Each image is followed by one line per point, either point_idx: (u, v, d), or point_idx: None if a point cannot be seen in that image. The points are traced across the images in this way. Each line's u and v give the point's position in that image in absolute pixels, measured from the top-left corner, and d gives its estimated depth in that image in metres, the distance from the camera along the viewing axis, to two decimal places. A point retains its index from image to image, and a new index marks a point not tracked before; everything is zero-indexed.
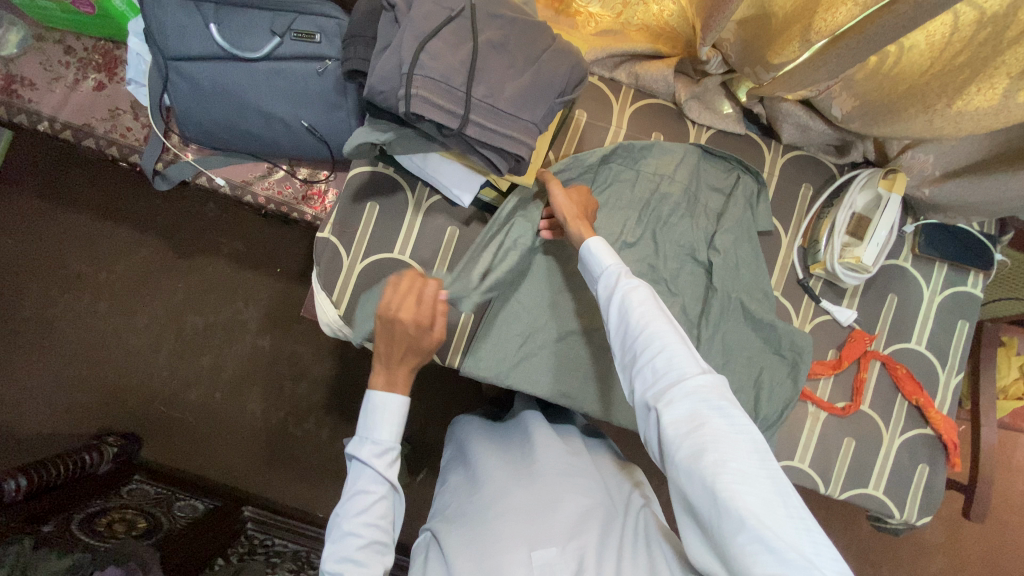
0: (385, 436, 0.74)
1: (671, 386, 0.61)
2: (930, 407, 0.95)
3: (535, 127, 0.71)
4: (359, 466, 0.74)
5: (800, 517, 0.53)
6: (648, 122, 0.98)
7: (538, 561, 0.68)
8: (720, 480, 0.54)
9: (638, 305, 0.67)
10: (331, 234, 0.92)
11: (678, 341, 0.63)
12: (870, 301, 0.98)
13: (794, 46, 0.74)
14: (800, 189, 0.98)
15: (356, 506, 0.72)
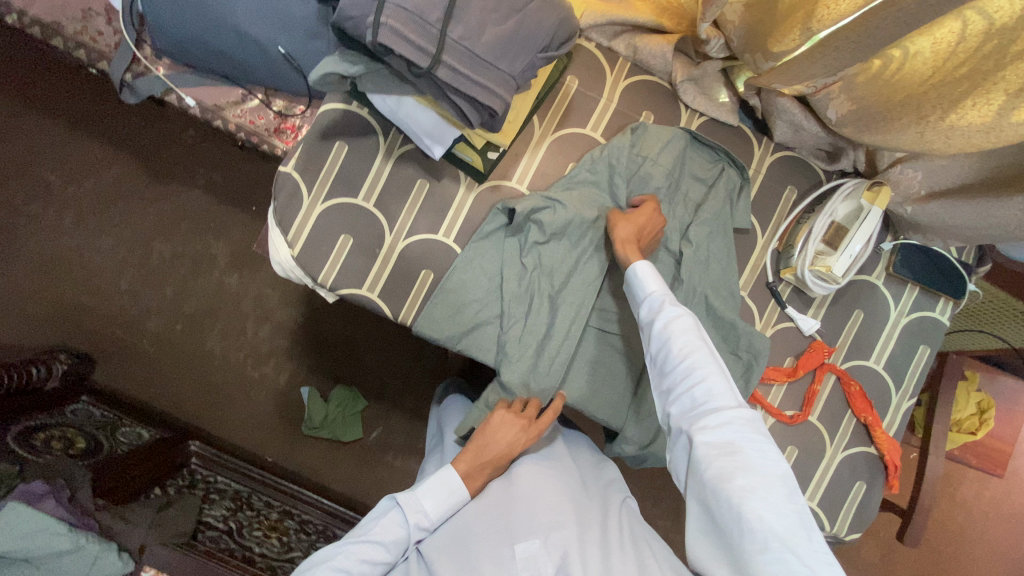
0: (432, 510, 0.76)
1: (706, 413, 0.63)
2: (876, 427, 0.95)
3: (513, 81, 0.67)
4: (389, 514, 0.76)
5: (825, 555, 0.54)
6: (640, 99, 0.94)
7: (521, 554, 0.68)
8: (746, 507, 0.56)
9: (680, 333, 0.70)
10: (294, 169, 0.88)
11: (717, 371, 0.66)
12: (836, 313, 0.96)
13: (794, 34, 0.70)
14: (784, 191, 0.95)
15: (363, 547, 0.73)
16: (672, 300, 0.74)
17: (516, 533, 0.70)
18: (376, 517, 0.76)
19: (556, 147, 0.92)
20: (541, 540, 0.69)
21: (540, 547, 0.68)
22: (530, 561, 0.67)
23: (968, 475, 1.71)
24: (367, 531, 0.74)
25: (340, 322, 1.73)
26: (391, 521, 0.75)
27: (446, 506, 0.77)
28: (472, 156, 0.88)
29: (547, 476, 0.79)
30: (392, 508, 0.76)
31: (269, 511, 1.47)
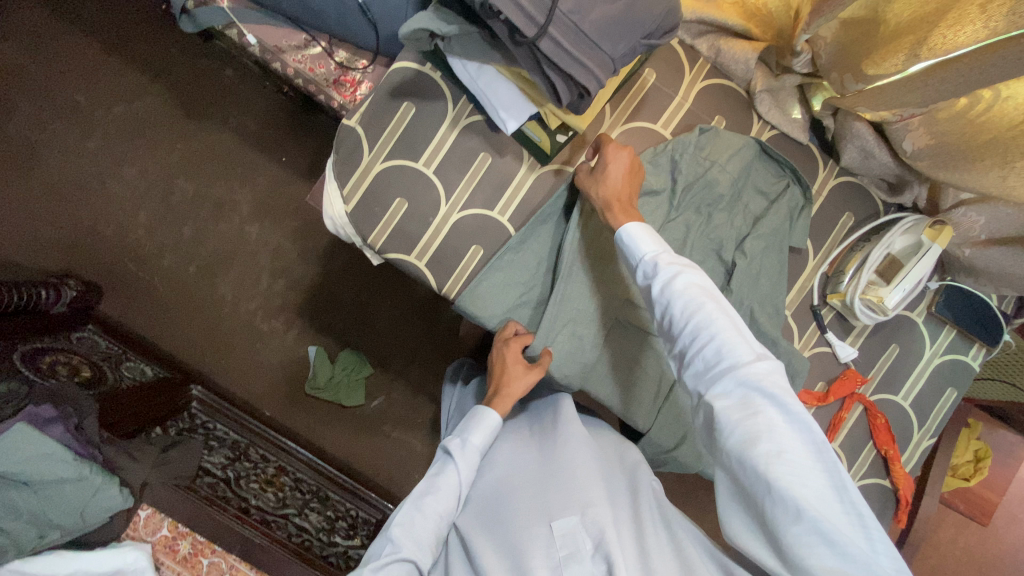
0: (478, 442, 0.81)
1: (723, 375, 0.62)
2: (895, 461, 0.96)
3: (612, 65, 0.65)
4: (446, 463, 0.80)
5: (856, 511, 0.53)
6: (714, 103, 0.92)
7: (558, 530, 0.69)
8: (772, 470, 0.54)
9: (692, 292, 0.67)
10: (358, 123, 0.86)
11: (733, 329, 0.64)
12: (872, 345, 0.96)
13: (899, 58, 0.69)
14: (840, 217, 0.95)
15: (432, 499, 0.75)
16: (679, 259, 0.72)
17: (553, 509, 0.72)
18: (433, 474, 0.79)
19: (623, 139, 0.91)
20: (578, 516, 0.69)
21: (577, 523, 0.69)
22: (568, 539, 0.68)
23: (951, 519, 1.74)
24: (431, 485, 0.77)
25: (357, 286, 1.71)
26: (451, 468, 0.79)
27: (490, 439, 0.83)
28: (541, 137, 0.86)
29: (586, 453, 0.78)
30: (447, 457, 0.81)
31: (265, 466, 1.44)
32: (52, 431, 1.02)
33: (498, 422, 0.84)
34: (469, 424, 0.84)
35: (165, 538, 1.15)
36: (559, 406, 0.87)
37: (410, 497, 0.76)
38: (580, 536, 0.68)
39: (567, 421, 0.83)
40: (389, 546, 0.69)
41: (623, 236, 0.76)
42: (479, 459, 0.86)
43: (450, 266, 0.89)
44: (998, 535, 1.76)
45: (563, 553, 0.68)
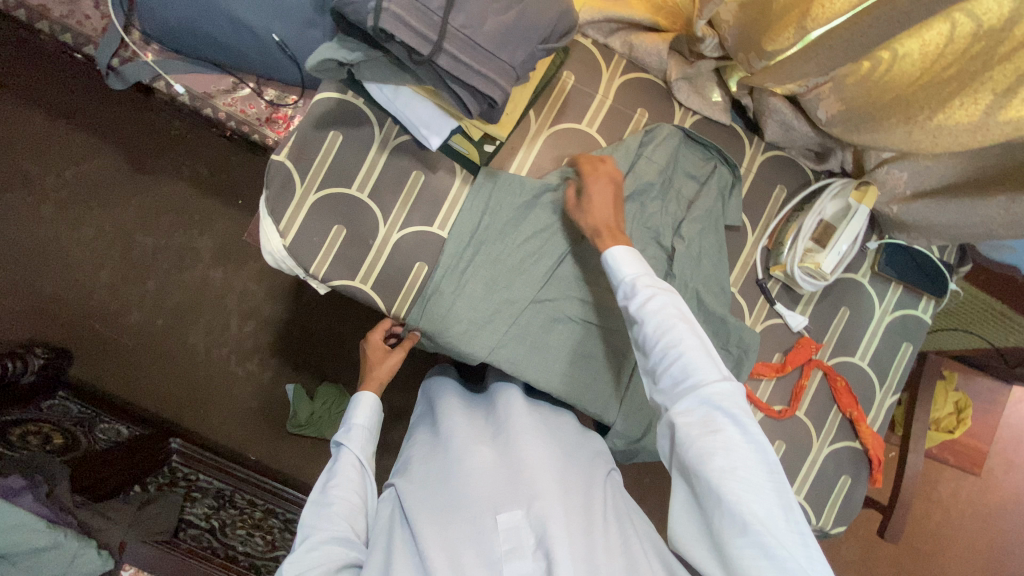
0: (364, 421, 0.86)
1: (687, 394, 0.63)
2: (861, 422, 0.97)
3: (514, 71, 0.67)
4: (342, 445, 0.84)
5: (800, 532, 0.54)
6: (635, 95, 0.95)
7: (504, 523, 0.69)
8: (726, 484, 0.56)
9: (664, 313, 0.68)
10: (287, 157, 0.87)
11: (703, 350, 0.65)
12: (823, 310, 0.98)
13: (789, 33, 0.72)
14: (774, 190, 0.97)
15: (336, 480, 0.78)
16: (652, 282, 0.72)
17: (501, 503, 0.71)
18: (334, 459, 0.82)
19: (551, 141, 0.92)
20: (524, 511, 0.70)
21: (522, 518, 0.69)
22: (513, 534, 0.69)
23: (945, 475, 1.76)
24: (332, 469, 0.80)
25: (328, 319, 1.71)
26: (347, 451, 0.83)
27: (379, 417, 0.89)
28: (468, 148, 0.88)
29: (535, 443, 0.79)
30: (342, 440, 0.84)
31: (253, 510, 1.44)
32: (22, 501, 0.99)
33: (377, 398, 0.90)
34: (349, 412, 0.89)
35: None
36: (513, 397, 0.87)
37: (321, 484, 0.78)
38: (525, 529, 0.69)
39: (520, 417, 0.83)
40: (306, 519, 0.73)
41: (609, 256, 0.77)
42: (432, 435, 0.86)
43: (397, 286, 0.90)
44: (995, 484, 1.77)
45: (506, 548, 0.68)
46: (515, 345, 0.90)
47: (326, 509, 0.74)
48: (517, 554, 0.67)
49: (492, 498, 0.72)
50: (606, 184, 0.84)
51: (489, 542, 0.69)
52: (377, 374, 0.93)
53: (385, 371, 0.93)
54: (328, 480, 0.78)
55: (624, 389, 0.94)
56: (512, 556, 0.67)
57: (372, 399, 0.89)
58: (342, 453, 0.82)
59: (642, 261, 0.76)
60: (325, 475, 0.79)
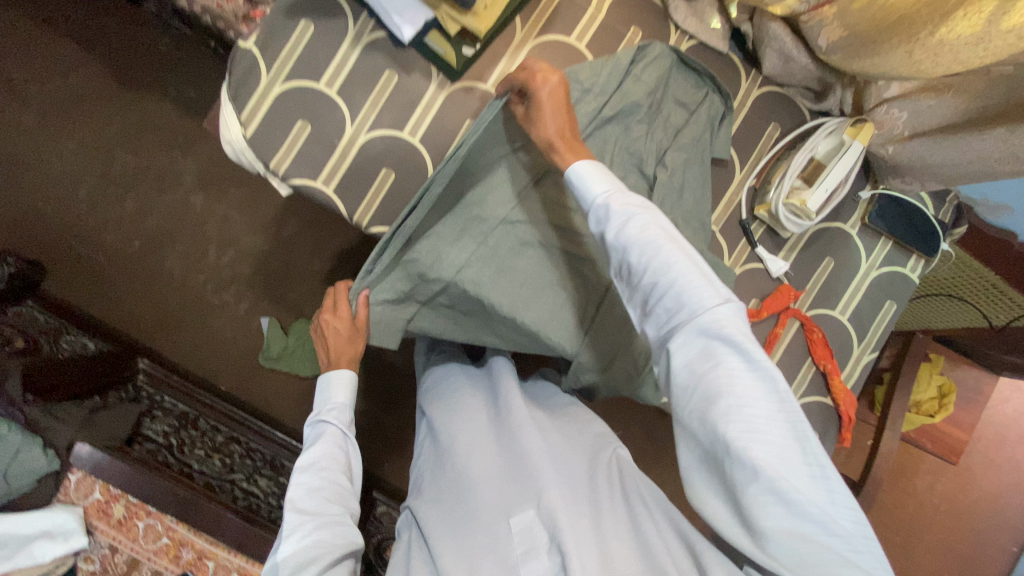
0: (344, 400, 0.86)
1: (683, 325, 0.56)
2: (834, 376, 0.93)
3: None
4: (319, 427, 0.82)
5: (818, 466, 0.50)
6: (628, 13, 0.89)
7: (516, 526, 0.66)
8: (735, 430, 0.50)
9: (654, 233, 0.60)
10: (254, 44, 0.82)
11: (696, 276, 0.57)
12: (806, 259, 0.94)
13: None
14: (768, 128, 0.92)
15: (318, 460, 0.76)
16: (629, 207, 0.63)
17: (511, 505, 0.68)
18: (313, 441, 0.79)
19: (536, 53, 0.87)
20: (535, 509, 0.66)
21: (533, 516, 0.66)
22: (527, 533, 0.65)
23: (923, 463, 1.73)
24: (313, 452, 0.77)
25: (308, 254, 1.68)
26: (326, 432, 0.81)
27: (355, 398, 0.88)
28: (446, 49, 0.84)
29: (532, 432, 0.74)
30: (320, 423, 0.82)
31: (215, 435, 1.42)
32: None
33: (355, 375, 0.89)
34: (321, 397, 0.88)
35: (99, 502, 1.08)
36: (513, 388, 0.83)
37: (303, 465, 0.75)
38: (540, 530, 0.65)
39: (521, 407, 0.79)
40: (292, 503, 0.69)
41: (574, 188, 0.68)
42: (435, 444, 0.83)
43: (362, 193, 0.86)
44: (973, 477, 1.75)
45: (521, 550, 0.65)
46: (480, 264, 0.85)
47: (313, 488, 0.71)
48: (533, 555, 0.64)
49: (505, 499, 0.69)
50: (553, 93, 0.76)
51: (504, 545, 0.65)
52: (341, 350, 0.87)
53: (356, 345, 0.88)
54: (313, 463, 0.75)
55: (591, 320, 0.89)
56: (529, 558, 0.64)
57: (351, 377, 0.88)
58: (321, 435, 0.80)
59: (615, 180, 0.68)
60: (306, 456, 0.76)
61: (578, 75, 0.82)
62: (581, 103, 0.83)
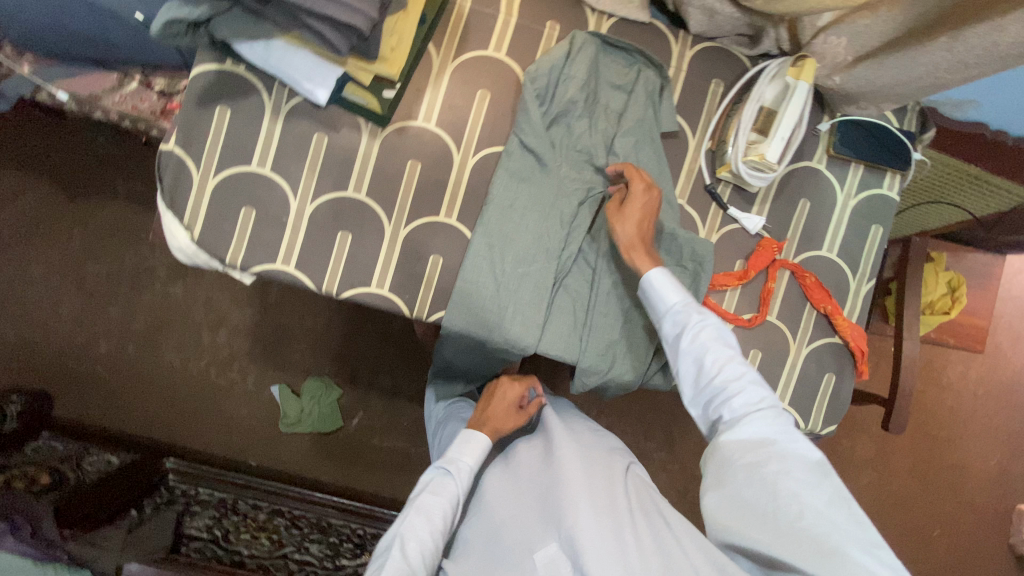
0: (469, 462, 0.79)
1: (739, 411, 0.67)
2: (837, 315, 0.92)
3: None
4: (438, 478, 0.78)
5: (853, 517, 0.58)
6: (541, 9, 0.86)
7: (541, 559, 0.69)
8: (791, 497, 0.59)
9: (708, 336, 0.72)
10: (176, 144, 0.81)
11: (752, 376, 0.69)
12: (781, 206, 0.92)
13: None
14: (711, 86, 0.90)
15: (426, 526, 0.72)
16: (700, 308, 0.74)
17: (535, 540, 0.71)
18: (424, 493, 0.76)
19: (457, 76, 0.85)
20: (557, 540, 0.69)
21: (557, 549, 0.69)
22: (554, 563, 0.68)
23: (952, 357, 1.72)
24: (425, 500, 0.75)
25: (300, 313, 1.67)
26: (439, 488, 0.77)
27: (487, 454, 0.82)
28: (367, 99, 0.81)
29: (551, 460, 0.78)
30: (441, 474, 0.79)
31: (257, 513, 1.42)
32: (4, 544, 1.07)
33: (488, 446, 0.82)
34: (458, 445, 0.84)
35: None
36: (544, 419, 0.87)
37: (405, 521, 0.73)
38: (566, 558, 0.68)
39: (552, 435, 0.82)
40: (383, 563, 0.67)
41: (647, 286, 0.77)
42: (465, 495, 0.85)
43: (322, 262, 0.84)
44: (1004, 358, 1.74)
45: None
46: (461, 306, 0.84)
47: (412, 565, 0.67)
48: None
49: (529, 531, 0.72)
50: (639, 199, 0.79)
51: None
52: (500, 419, 0.85)
53: (504, 422, 0.85)
54: (413, 521, 0.72)
55: (583, 326, 0.88)
56: None
57: (482, 446, 0.81)
58: (434, 492, 0.76)
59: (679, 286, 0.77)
60: (411, 516, 0.73)
61: (524, 95, 0.83)
62: (528, 115, 0.83)
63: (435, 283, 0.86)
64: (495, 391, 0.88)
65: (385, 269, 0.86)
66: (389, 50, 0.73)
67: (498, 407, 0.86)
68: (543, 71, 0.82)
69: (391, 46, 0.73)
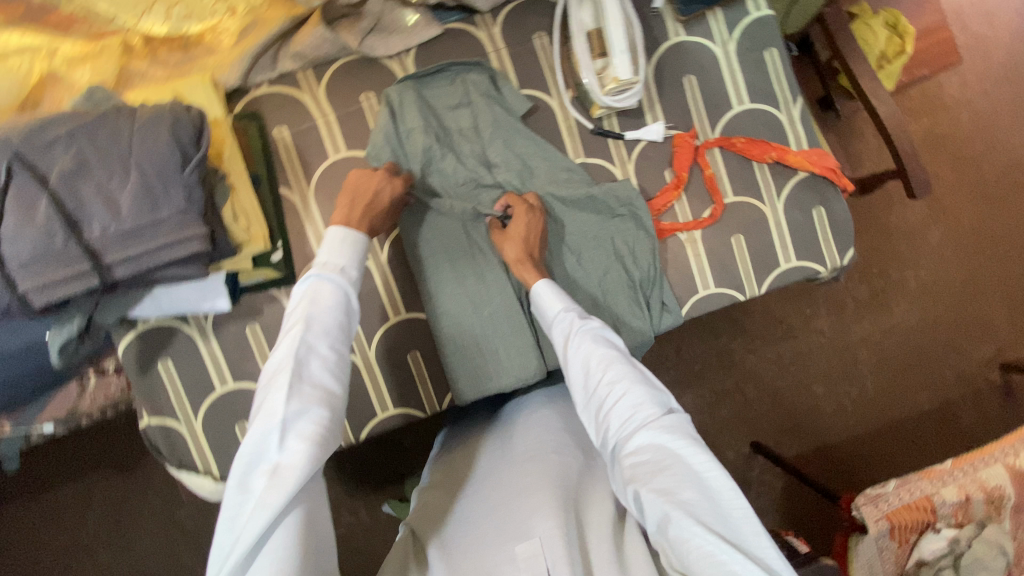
0: (346, 261, 0.68)
1: (636, 429, 0.60)
2: (786, 155, 0.87)
3: (180, 202, 0.60)
4: (331, 315, 0.62)
5: (767, 541, 0.52)
6: (349, 88, 0.84)
7: (522, 555, 0.60)
8: (699, 527, 0.52)
9: (594, 349, 0.66)
10: (150, 416, 0.84)
11: (646, 388, 0.63)
12: (671, 97, 0.88)
13: None
14: (536, 42, 0.86)
15: (315, 345, 0.60)
16: (584, 316, 0.70)
17: (517, 531, 0.62)
18: (328, 353, 0.60)
19: (322, 196, 0.84)
20: (539, 535, 0.60)
21: (537, 544, 0.60)
22: (530, 562, 0.59)
23: (939, 78, 1.60)
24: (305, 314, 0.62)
25: None
26: (340, 346, 0.62)
27: (365, 267, 0.70)
28: (263, 274, 0.81)
29: (543, 451, 0.71)
30: (330, 300, 0.63)
31: None
32: None
33: (365, 243, 0.72)
34: (328, 249, 0.69)
35: None
36: (531, 423, 0.78)
37: (309, 389, 0.57)
38: (542, 558, 0.59)
39: (541, 437, 0.74)
40: (300, 461, 0.53)
41: (537, 296, 0.74)
42: (442, 492, 0.78)
43: None
44: (987, 43, 1.61)
45: None
46: (461, 378, 0.85)
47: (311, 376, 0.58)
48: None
49: (500, 543, 0.62)
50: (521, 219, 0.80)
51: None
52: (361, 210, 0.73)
53: (378, 221, 0.75)
54: (326, 397, 0.58)
55: None
56: None
57: (359, 242, 0.71)
58: (338, 353, 0.62)
59: (564, 297, 0.73)
60: (319, 390, 0.58)
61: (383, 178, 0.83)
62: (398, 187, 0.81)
63: (428, 374, 0.87)
64: (359, 178, 0.76)
65: (381, 392, 0.87)
66: (244, 231, 0.72)
67: (377, 205, 0.75)
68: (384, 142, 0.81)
69: (244, 227, 0.72)
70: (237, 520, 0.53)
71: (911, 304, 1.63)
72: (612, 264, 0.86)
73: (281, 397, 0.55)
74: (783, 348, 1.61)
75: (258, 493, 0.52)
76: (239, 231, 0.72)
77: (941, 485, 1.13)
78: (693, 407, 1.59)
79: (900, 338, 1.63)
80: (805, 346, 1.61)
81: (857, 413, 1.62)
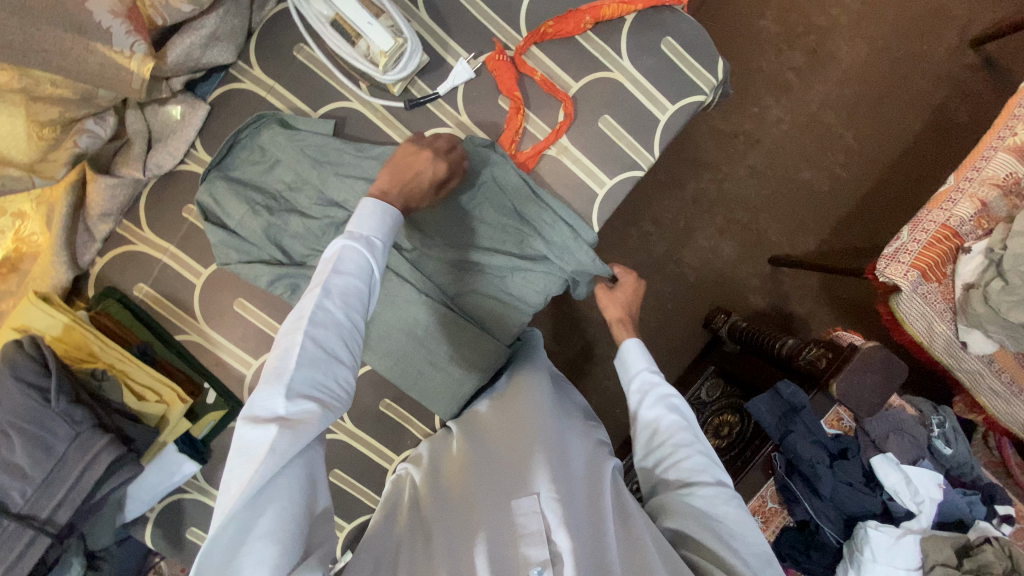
0: (381, 238, 0.59)
1: (685, 484, 0.63)
2: (599, 11, 0.79)
3: (67, 431, 0.60)
4: (352, 284, 0.53)
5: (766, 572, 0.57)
6: (172, 209, 0.81)
7: (518, 507, 0.58)
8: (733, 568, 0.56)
9: (669, 410, 0.70)
10: None
11: (701, 461, 0.64)
12: (459, 27, 0.81)
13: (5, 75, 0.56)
14: (301, 56, 0.79)
15: (339, 315, 0.51)
16: (666, 381, 0.74)
17: (519, 484, 0.60)
18: (345, 319, 0.51)
19: (215, 318, 0.82)
20: (539, 492, 0.58)
21: (537, 500, 0.58)
22: (526, 519, 0.57)
23: None
24: (336, 280, 0.53)
25: None
26: (359, 316, 0.53)
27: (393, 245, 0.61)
28: (210, 419, 0.82)
29: (546, 416, 0.70)
30: (354, 269, 0.54)
31: None
32: None
33: (397, 216, 0.61)
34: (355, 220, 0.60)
35: None
36: (520, 390, 0.76)
37: (323, 350, 0.49)
38: (540, 514, 0.57)
39: (542, 395, 0.74)
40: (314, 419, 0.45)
41: (621, 352, 0.79)
42: (464, 437, 0.74)
43: (355, 495, 0.89)
44: None
45: (517, 536, 0.56)
46: (436, 398, 0.84)
47: (333, 339, 0.49)
48: (535, 543, 0.55)
49: (490, 500, 0.60)
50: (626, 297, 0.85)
51: (500, 551, 0.54)
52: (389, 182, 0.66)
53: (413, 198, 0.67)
54: (340, 361, 0.50)
55: (508, 293, 0.83)
56: (528, 541, 0.55)
57: (392, 220, 0.61)
58: (359, 325, 0.53)
59: (650, 355, 0.77)
60: (337, 357, 0.50)
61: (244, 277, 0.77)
62: (260, 275, 0.75)
63: (409, 411, 0.89)
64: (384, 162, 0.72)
65: (380, 448, 0.89)
66: (157, 402, 0.72)
67: (411, 176, 0.68)
68: (223, 243, 0.76)
69: (155, 398, 0.72)
70: (238, 467, 0.43)
71: (849, 38, 1.48)
72: (511, 220, 0.82)
73: (294, 356, 0.46)
74: (752, 155, 1.48)
75: (260, 447, 0.43)
76: (152, 405, 0.72)
77: (951, 207, 1.04)
78: (697, 260, 1.47)
79: (857, 78, 1.48)
80: (771, 144, 1.48)
81: (854, 173, 1.48)
